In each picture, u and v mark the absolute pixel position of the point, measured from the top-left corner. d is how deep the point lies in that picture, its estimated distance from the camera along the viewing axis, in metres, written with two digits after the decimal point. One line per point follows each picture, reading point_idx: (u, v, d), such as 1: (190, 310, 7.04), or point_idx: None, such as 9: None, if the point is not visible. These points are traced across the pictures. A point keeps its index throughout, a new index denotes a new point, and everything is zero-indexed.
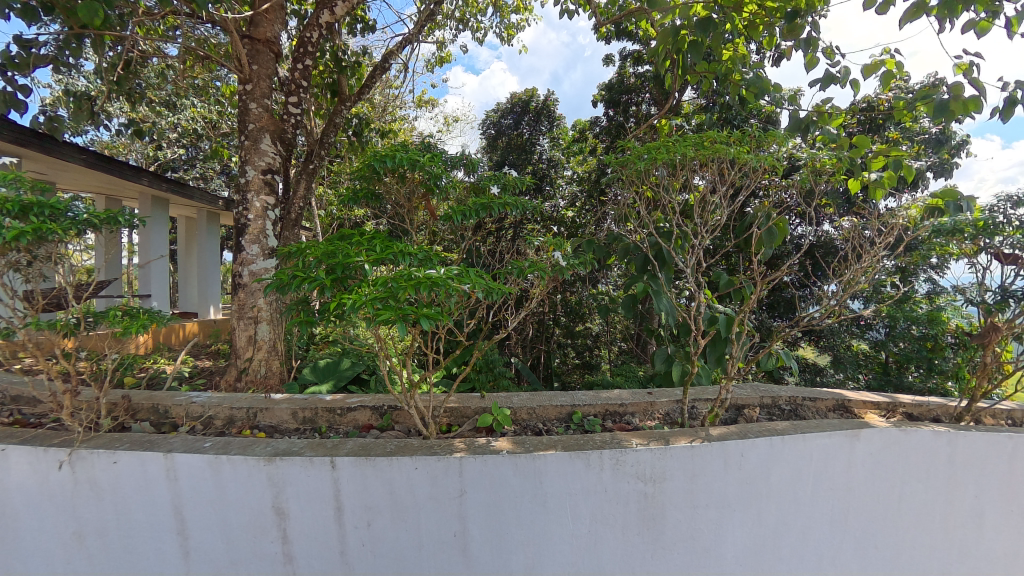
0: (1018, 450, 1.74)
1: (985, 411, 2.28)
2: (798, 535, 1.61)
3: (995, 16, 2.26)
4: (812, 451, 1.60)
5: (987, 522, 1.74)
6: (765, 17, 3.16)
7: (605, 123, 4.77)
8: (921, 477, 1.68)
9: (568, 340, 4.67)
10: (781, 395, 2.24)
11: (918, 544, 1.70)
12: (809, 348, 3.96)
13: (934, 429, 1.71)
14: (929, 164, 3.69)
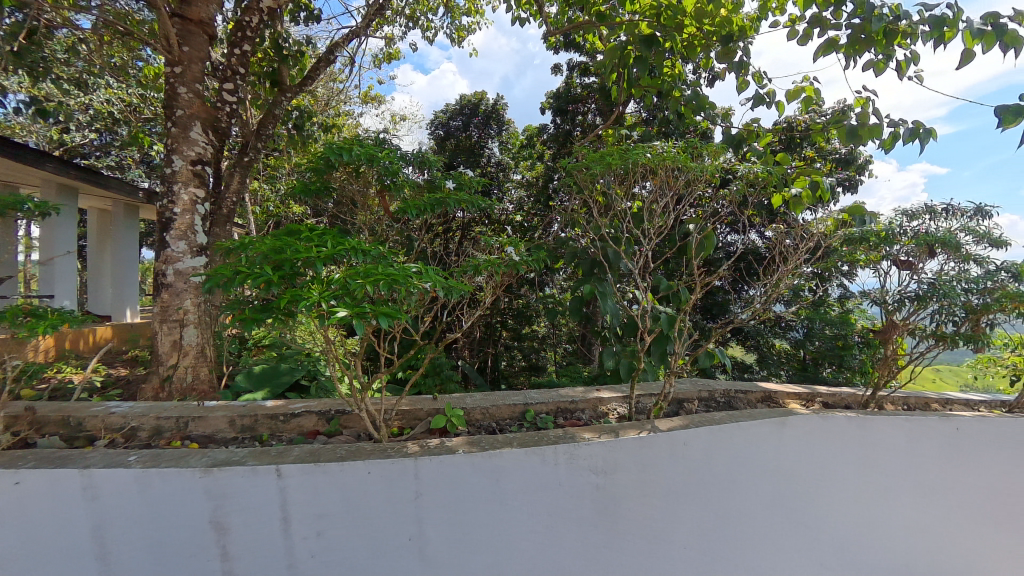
0: (915, 431, 1.98)
1: (886, 399, 2.59)
2: (737, 519, 1.73)
3: (889, 58, 2.60)
4: (746, 439, 1.74)
5: (892, 496, 1.96)
6: (703, 39, 3.42)
7: (553, 131, 4.92)
8: (837, 457, 1.87)
9: (515, 343, 4.75)
10: (717, 388, 2.41)
11: (837, 519, 1.89)
12: (738, 347, 4.30)
13: (847, 415, 1.92)
14: (838, 181, 4.15)
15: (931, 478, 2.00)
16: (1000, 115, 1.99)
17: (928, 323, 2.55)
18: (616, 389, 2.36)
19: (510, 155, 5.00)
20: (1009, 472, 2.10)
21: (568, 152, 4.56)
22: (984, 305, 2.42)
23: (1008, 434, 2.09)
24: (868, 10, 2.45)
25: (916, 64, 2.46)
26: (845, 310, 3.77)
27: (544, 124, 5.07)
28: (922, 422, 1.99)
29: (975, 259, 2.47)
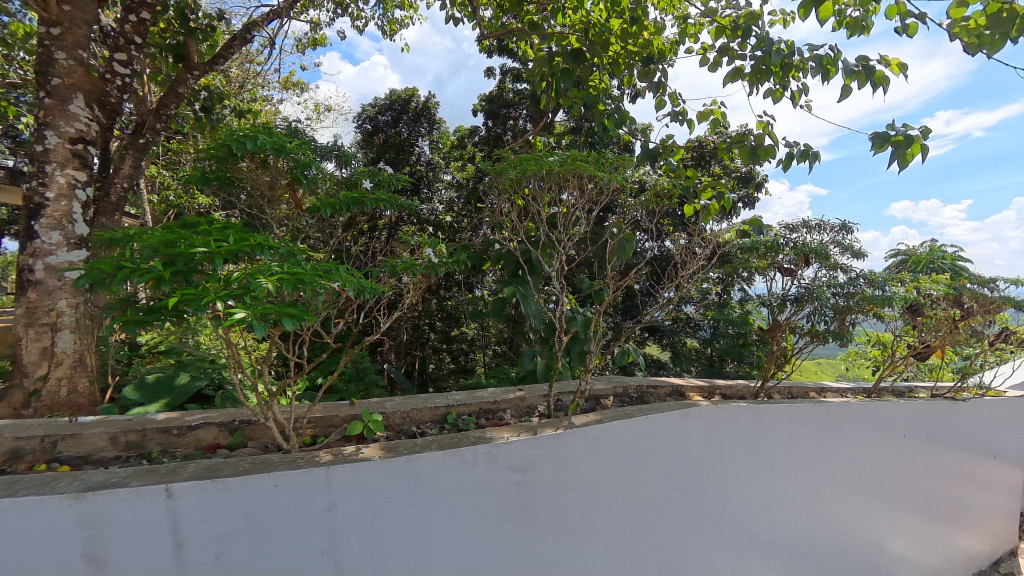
0: (796, 416, 2.24)
1: (774, 389, 2.92)
2: (648, 506, 1.84)
3: (784, 88, 2.96)
4: (654, 430, 1.86)
5: (779, 475, 2.20)
6: (626, 58, 3.65)
7: (484, 134, 4.98)
8: (732, 442, 2.07)
9: (444, 344, 4.76)
10: (630, 384, 2.57)
11: (735, 500, 2.08)
12: (654, 346, 4.63)
13: (740, 404, 2.13)
14: (739, 197, 4.63)
15: (809, 456, 2.27)
16: (873, 144, 2.37)
17: (806, 321, 2.93)
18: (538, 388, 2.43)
19: (440, 154, 4.95)
20: (867, 447, 2.46)
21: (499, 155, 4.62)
22: (848, 306, 2.82)
23: (866, 415, 2.44)
24: (768, 44, 2.76)
25: (805, 96, 2.83)
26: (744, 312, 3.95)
27: (475, 127, 5.12)
28: (801, 407, 2.26)
29: (843, 267, 2.87)
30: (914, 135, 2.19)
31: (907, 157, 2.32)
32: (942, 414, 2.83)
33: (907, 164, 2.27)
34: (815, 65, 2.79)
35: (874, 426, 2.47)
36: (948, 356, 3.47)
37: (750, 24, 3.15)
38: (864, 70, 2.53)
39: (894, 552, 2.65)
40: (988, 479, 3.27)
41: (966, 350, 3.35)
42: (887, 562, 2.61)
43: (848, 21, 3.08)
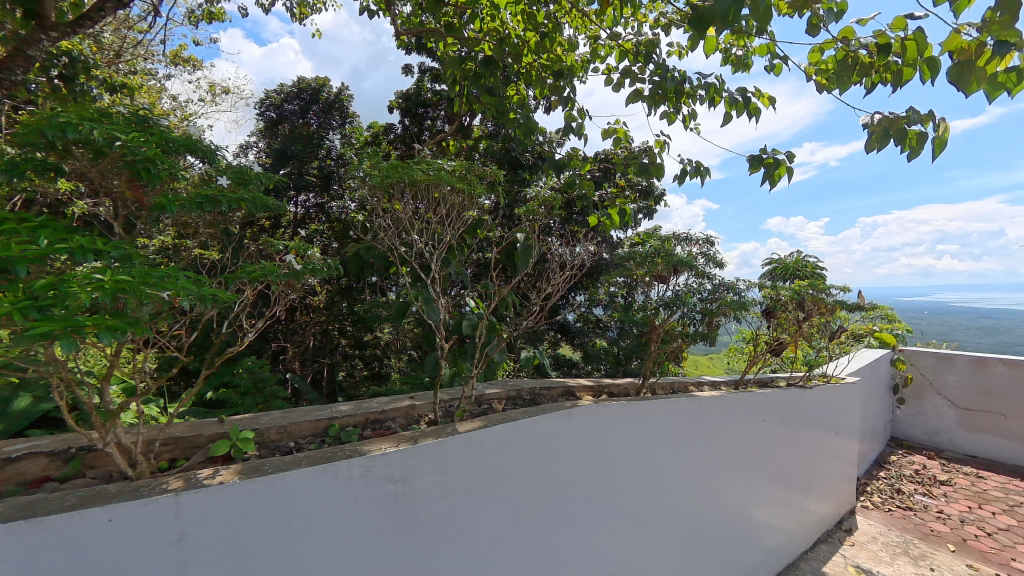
0: (672, 410, 2.40)
1: (657, 385, 3.21)
2: (537, 505, 1.85)
3: (678, 111, 3.31)
4: (537, 431, 1.87)
5: (658, 465, 2.34)
6: (538, 71, 3.83)
7: (400, 132, 4.97)
8: (614, 439, 2.15)
9: (356, 351, 4.65)
10: (523, 386, 2.61)
11: (618, 492, 2.16)
12: (567, 347, 4.88)
13: (621, 403, 2.21)
14: (640, 208, 5.04)
15: (684, 445, 2.48)
16: (751, 163, 2.83)
17: (680, 321, 3.26)
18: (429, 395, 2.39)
19: (352, 151, 4.48)
20: (732, 432, 2.78)
21: (417, 154, 4.51)
22: (714, 310, 3.15)
23: (730, 405, 2.75)
24: (665, 72, 3.04)
25: (696, 119, 3.21)
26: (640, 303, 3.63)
27: (390, 124, 5.06)
28: (676, 402, 2.42)
29: (710, 275, 3.20)
30: (782, 158, 2.70)
31: (777, 175, 2.83)
32: (794, 400, 3.30)
33: (778, 181, 2.78)
34: (704, 92, 3.14)
35: (736, 413, 2.80)
36: (804, 349, 4.05)
37: (650, 51, 3.44)
38: (743, 100, 2.95)
39: (759, 522, 3.03)
40: (831, 452, 3.87)
41: (816, 343, 3.94)
42: (752, 530, 2.97)
43: (733, 59, 3.53)
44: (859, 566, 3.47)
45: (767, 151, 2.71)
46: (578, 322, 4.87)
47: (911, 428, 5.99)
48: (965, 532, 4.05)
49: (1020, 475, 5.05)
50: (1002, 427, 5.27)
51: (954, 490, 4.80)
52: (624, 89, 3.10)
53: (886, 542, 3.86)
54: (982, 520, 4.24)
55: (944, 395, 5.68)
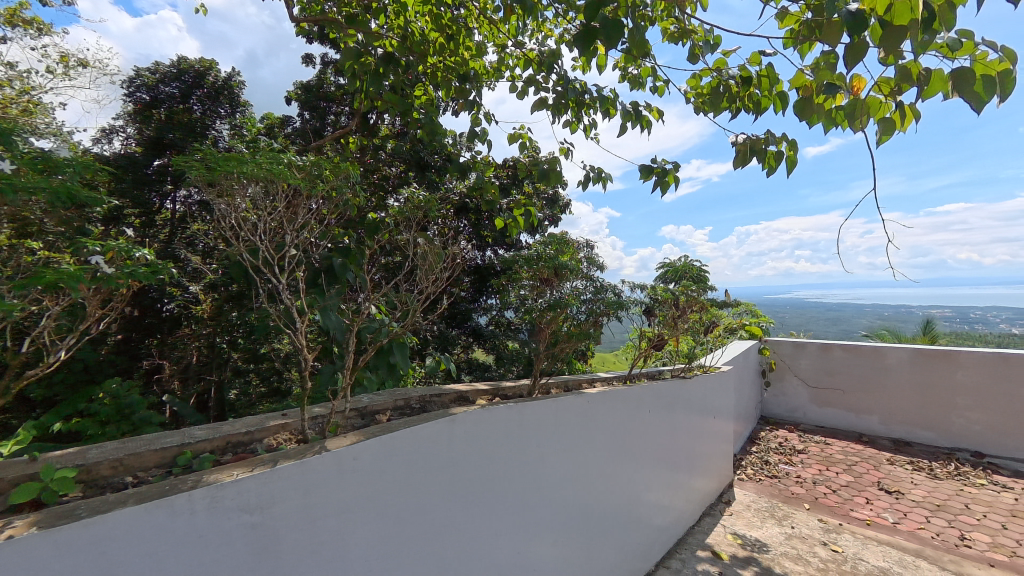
0: (558, 408, 2.42)
1: (550, 384, 3.31)
2: (429, 518, 1.70)
3: (579, 121, 3.50)
4: (418, 442, 1.68)
5: (548, 463, 2.33)
6: (445, 71, 3.83)
7: (299, 125, 4.85)
8: (502, 442, 2.05)
9: (251, 365, 4.27)
10: (412, 395, 2.45)
11: (510, 494, 2.08)
12: (479, 350, 4.98)
13: (508, 404, 2.14)
14: (546, 216, 5.25)
15: (573, 440, 2.51)
16: (642, 172, 3.10)
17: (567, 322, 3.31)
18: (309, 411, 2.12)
19: (242, 143, 4.05)
20: (618, 423, 2.94)
21: (315, 151, 4.22)
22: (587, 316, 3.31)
23: (614, 399, 2.89)
24: (566, 82, 3.19)
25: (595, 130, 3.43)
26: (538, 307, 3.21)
27: (287, 117, 4.93)
28: (563, 399, 2.46)
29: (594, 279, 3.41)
30: (669, 168, 2.99)
31: (666, 184, 3.13)
32: (674, 390, 3.67)
33: (665, 189, 3.07)
34: (600, 105, 3.36)
35: (620, 406, 2.96)
36: (688, 343, 4.48)
37: (551, 63, 3.59)
38: (636, 114, 3.20)
39: (649, 503, 3.30)
40: (709, 433, 4.33)
41: (698, 338, 4.40)
42: (643, 511, 3.22)
43: (629, 76, 3.81)
44: (736, 533, 3.95)
45: (657, 160, 3.01)
46: (490, 325, 4.94)
47: (776, 406, 6.95)
48: (817, 492, 4.79)
49: (855, 439, 6.10)
50: (842, 400, 6.33)
51: (807, 457, 5.67)
52: (528, 97, 3.24)
53: (755, 509, 4.42)
54: (828, 479, 5.06)
55: (800, 376, 6.67)
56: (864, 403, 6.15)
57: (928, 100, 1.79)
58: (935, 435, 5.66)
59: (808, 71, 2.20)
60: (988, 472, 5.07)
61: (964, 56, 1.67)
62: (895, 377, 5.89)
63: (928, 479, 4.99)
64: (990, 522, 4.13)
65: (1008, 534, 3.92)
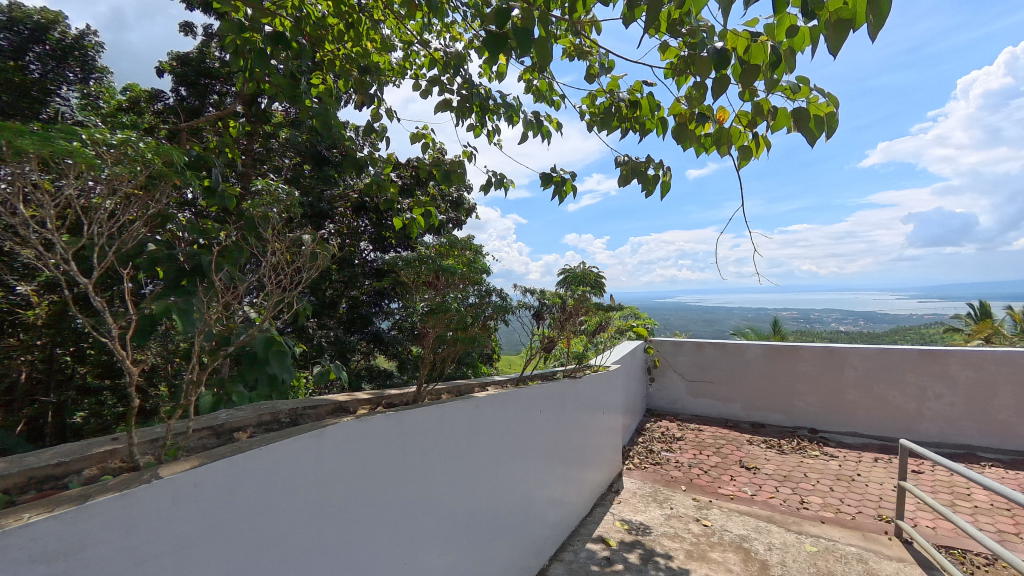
0: (442, 413, 2.40)
1: (440, 389, 3.27)
2: (291, 541, 1.58)
3: (482, 126, 3.56)
4: (278, 460, 1.55)
5: (431, 470, 2.30)
6: (345, 61, 3.63)
7: (173, 101, 4.25)
8: (379, 452, 1.99)
9: (101, 381, 3.62)
10: (281, 408, 2.24)
11: (388, 506, 2.02)
12: (380, 357, 4.81)
13: (387, 413, 2.07)
14: (450, 219, 5.24)
15: (458, 445, 2.51)
16: (543, 179, 3.24)
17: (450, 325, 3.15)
18: (151, 433, 1.84)
19: (95, 117, 3.40)
20: (508, 426, 3.02)
21: (190, 134, 3.72)
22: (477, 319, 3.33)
23: (503, 402, 2.96)
24: (470, 87, 3.22)
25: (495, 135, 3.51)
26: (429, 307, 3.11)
27: (157, 90, 4.25)
28: (448, 404, 2.45)
29: (480, 283, 3.34)
30: (566, 177, 3.16)
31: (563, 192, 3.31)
32: (563, 389, 3.87)
33: (561, 196, 3.25)
34: (503, 111, 3.44)
35: (510, 408, 3.04)
36: (581, 343, 4.77)
37: (457, 66, 3.58)
38: (536, 124, 3.35)
39: (542, 499, 3.43)
40: (598, 427, 4.64)
41: (587, 339, 4.70)
42: (536, 508, 3.35)
43: (533, 88, 3.97)
44: (623, 519, 4.28)
45: (552, 168, 3.17)
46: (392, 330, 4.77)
47: (659, 399, 7.68)
48: (691, 474, 5.38)
49: (721, 424, 6.97)
50: (711, 391, 7.21)
51: (684, 443, 6.35)
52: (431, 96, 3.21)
53: (638, 495, 4.83)
54: (700, 462, 5.72)
55: (679, 371, 7.47)
56: (729, 392, 7.07)
57: (775, 133, 2.15)
58: (782, 416, 6.71)
59: (682, 101, 2.49)
60: (820, 444, 6.14)
61: (802, 99, 2.04)
62: (752, 369, 6.87)
63: (778, 454, 5.89)
64: (822, 485, 5.01)
65: (834, 494, 4.80)
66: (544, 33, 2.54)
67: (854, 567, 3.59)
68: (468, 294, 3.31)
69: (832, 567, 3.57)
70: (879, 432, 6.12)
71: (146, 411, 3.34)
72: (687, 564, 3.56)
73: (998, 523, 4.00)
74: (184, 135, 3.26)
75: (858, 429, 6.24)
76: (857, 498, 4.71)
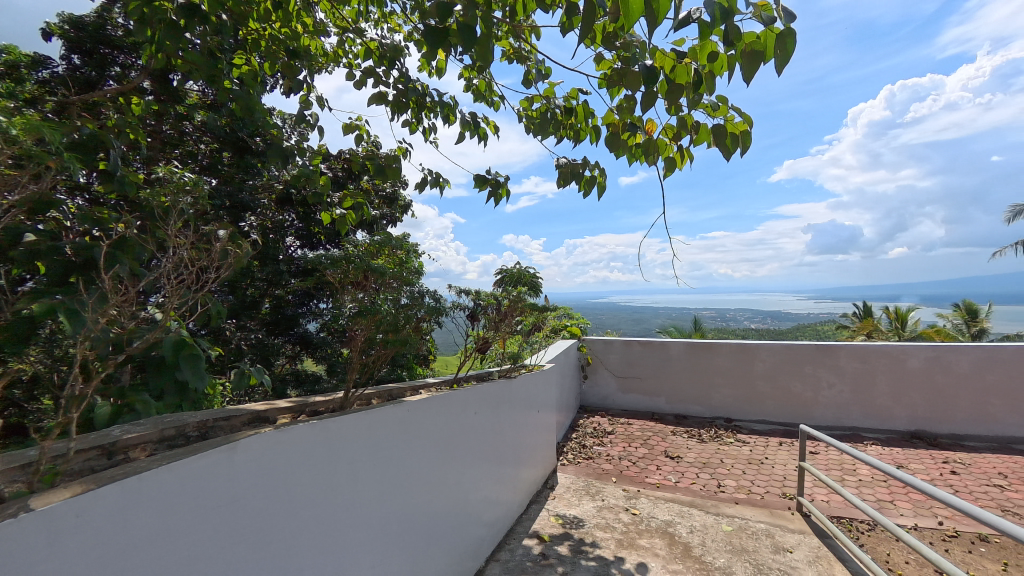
0: (372, 419, 2.29)
1: (371, 393, 3.12)
2: (200, 568, 1.42)
3: (419, 122, 3.46)
4: (182, 479, 1.39)
5: (360, 479, 2.19)
6: (271, 43, 3.36)
7: (63, 70, 3.67)
8: (301, 464, 1.85)
9: None
10: (188, 421, 2.00)
11: (313, 521, 1.89)
12: (307, 360, 4.53)
13: (310, 421, 1.94)
14: (384, 215, 5.06)
15: (389, 451, 2.41)
16: (478, 182, 3.23)
17: (380, 328, 3.03)
18: (20, 456, 1.56)
19: None
20: (441, 428, 2.96)
21: (82, 108, 3.23)
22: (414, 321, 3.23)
23: (436, 404, 2.90)
24: (407, 81, 3.12)
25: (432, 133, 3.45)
26: (359, 307, 2.95)
27: (43, 56, 3.66)
28: (378, 410, 2.35)
29: (411, 284, 3.16)
30: (502, 179, 3.18)
31: (498, 195, 3.31)
32: (498, 389, 3.88)
33: (496, 199, 3.26)
34: (440, 109, 3.37)
35: (443, 411, 2.99)
36: (517, 343, 4.80)
37: (394, 58, 3.44)
38: (473, 124, 3.31)
39: (476, 501, 3.41)
40: (532, 425, 4.71)
41: (523, 339, 4.74)
42: (471, 510, 3.32)
43: (473, 87, 3.94)
44: (558, 514, 4.38)
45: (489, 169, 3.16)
46: (321, 332, 4.50)
47: (591, 396, 7.97)
48: (620, 466, 5.64)
49: (647, 417, 7.39)
50: (639, 386, 7.62)
51: (614, 437, 6.64)
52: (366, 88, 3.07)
53: (571, 490, 4.97)
54: (629, 454, 6.01)
55: (610, 368, 7.80)
56: (655, 387, 7.51)
57: (697, 147, 2.32)
58: (701, 408, 7.25)
59: (615, 112, 2.61)
60: (733, 432, 6.71)
61: (720, 117, 2.21)
62: (675, 365, 7.36)
63: (698, 443, 6.35)
64: (735, 470, 5.48)
65: (744, 477, 5.27)
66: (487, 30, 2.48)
67: (763, 541, 3.96)
68: (403, 295, 3.20)
69: (744, 544, 3.91)
70: (782, 419, 6.82)
71: (19, 430, 2.84)
72: (619, 552, 3.71)
73: (877, 493, 4.63)
74: (72, 109, 2.77)
75: (766, 416, 6.91)
76: (765, 479, 5.21)
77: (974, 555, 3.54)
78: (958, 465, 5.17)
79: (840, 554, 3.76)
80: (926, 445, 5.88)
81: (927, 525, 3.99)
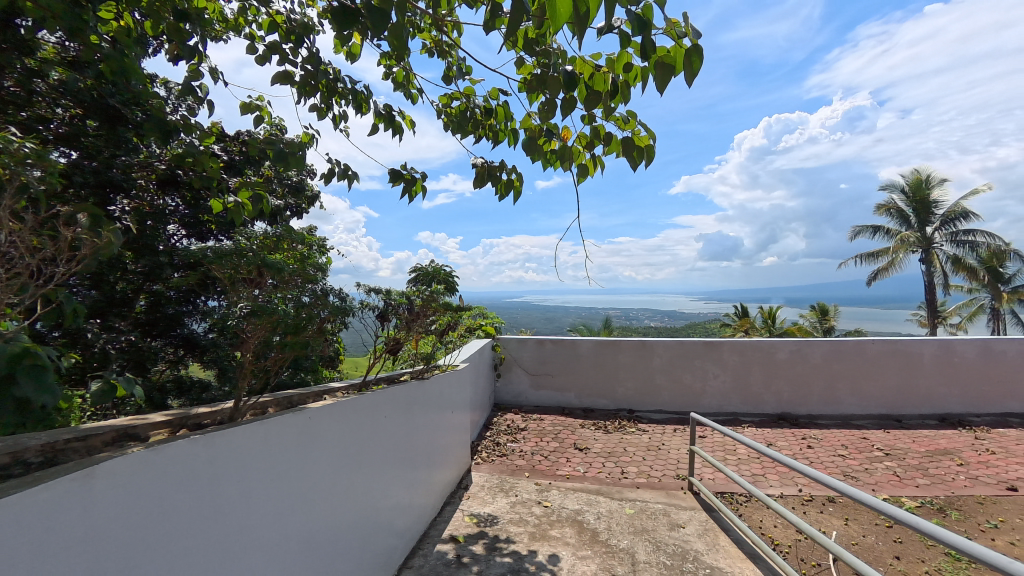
0: (266, 430, 2.09)
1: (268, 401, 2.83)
2: None
3: (330, 108, 3.23)
4: (17, 517, 1.14)
5: (253, 496, 1.99)
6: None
7: None
8: (180, 487, 1.62)
9: None
10: (28, 445, 1.63)
11: (196, 549, 1.67)
12: (192, 364, 4.00)
13: (191, 436, 1.71)
14: (288, 205, 4.66)
15: (286, 464, 2.22)
16: (391, 177, 3.10)
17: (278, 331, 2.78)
18: None
19: None
20: (346, 435, 2.80)
21: None
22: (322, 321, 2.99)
23: (341, 410, 2.74)
24: (317, 63, 2.89)
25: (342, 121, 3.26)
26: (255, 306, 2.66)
27: None
28: (274, 419, 2.15)
29: (314, 282, 2.95)
30: (417, 176, 3.10)
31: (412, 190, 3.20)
32: (409, 391, 3.78)
33: (410, 196, 3.16)
34: (352, 97, 3.18)
35: (348, 417, 2.82)
36: (431, 344, 4.71)
37: (303, 36, 3.16)
38: (387, 117, 3.18)
39: (386, 509, 3.28)
40: (445, 426, 4.65)
41: (438, 339, 4.67)
42: (380, 519, 3.18)
43: (393, 76, 3.77)
44: (472, 514, 4.39)
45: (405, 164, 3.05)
46: (210, 333, 4.00)
47: (505, 394, 8.11)
48: (532, 461, 5.82)
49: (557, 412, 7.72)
50: (549, 383, 7.93)
51: (527, 433, 6.83)
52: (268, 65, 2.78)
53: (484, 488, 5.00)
54: (540, 449, 6.22)
55: (523, 366, 8.01)
56: (564, 383, 7.87)
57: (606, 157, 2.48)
58: (606, 401, 7.75)
59: (533, 116, 2.69)
60: (634, 422, 7.28)
61: (628, 130, 2.39)
62: (582, 361, 7.79)
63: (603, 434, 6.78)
64: (635, 457, 5.95)
65: (642, 463, 5.75)
66: (399, 18, 2.37)
67: (660, 520, 4.36)
68: (304, 294, 2.96)
69: (645, 525, 4.26)
70: (674, 408, 7.56)
71: None
72: (531, 545, 3.84)
73: (752, 469, 5.36)
74: None
75: (662, 406, 7.61)
76: (661, 463, 5.74)
77: (823, 513, 4.26)
78: (812, 440, 6.18)
79: (723, 524, 4.28)
80: (789, 425, 6.91)
81: (790, 493, 4.72)
